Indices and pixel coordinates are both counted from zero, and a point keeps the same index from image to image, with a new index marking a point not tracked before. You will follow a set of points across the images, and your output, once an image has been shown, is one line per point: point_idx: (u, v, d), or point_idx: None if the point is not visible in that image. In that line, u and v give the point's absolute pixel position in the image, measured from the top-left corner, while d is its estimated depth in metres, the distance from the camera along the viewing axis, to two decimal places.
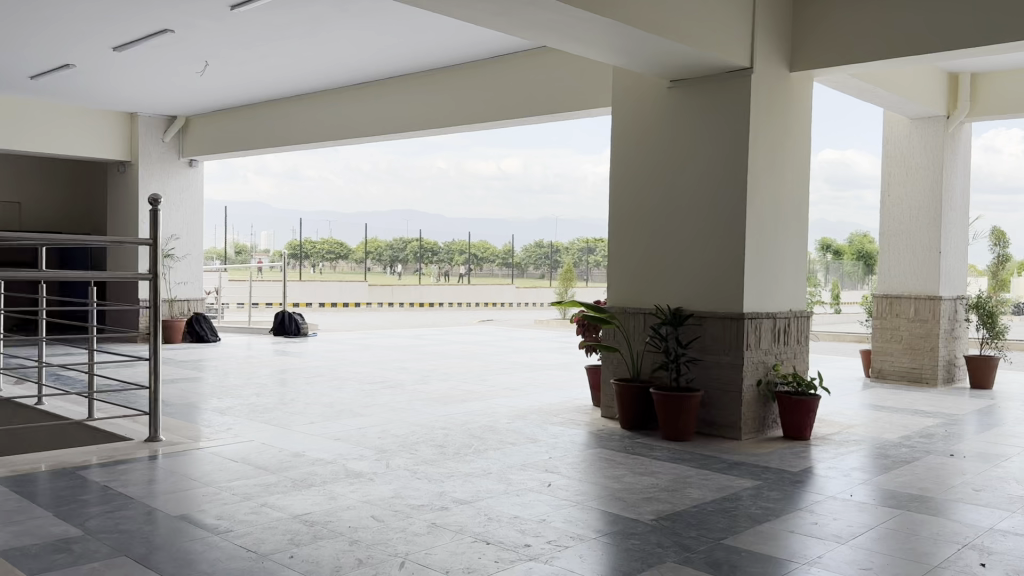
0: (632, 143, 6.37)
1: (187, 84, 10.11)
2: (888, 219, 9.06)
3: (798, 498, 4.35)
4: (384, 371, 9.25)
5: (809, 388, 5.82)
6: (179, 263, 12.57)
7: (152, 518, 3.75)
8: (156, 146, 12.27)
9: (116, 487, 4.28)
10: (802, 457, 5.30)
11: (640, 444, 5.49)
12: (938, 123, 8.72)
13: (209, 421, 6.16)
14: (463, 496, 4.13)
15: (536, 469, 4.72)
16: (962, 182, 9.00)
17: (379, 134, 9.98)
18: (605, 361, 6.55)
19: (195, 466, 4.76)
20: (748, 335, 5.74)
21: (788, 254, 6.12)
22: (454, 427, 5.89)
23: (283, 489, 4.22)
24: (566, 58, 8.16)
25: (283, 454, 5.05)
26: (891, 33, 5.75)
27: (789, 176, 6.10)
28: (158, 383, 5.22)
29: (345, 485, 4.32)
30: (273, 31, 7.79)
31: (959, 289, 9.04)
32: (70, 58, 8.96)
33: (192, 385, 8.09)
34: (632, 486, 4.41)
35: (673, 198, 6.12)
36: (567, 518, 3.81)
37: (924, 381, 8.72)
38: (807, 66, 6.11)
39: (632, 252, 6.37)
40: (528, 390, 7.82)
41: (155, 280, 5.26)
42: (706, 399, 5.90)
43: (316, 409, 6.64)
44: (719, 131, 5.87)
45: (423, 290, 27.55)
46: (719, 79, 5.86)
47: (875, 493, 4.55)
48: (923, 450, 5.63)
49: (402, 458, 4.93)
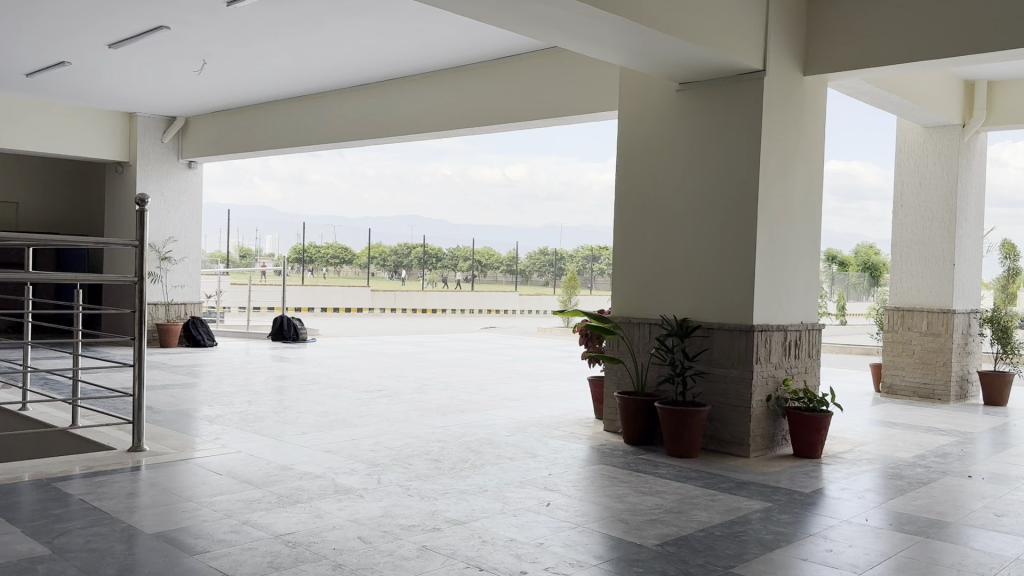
0: (640, 147, 6.16)
1: (185, 83, 9.94)
2: (900, 229, 8.82)
3: (810, 522, 4.12)
4: (382, 379, 9.03)
5: (821, 405, 5.59)
6: (177, 267, 12.39)
7: (126, 536, 3.53)
8: (155, 146, 12.11)
9: (92, 501, 4.06)
10: (813, 477, 5.06)
11: (643, 461, 5.27)
12: (954, 131, 8.49)
13: (198, 430, 5.94)
14: (456, 516, 3.91)
15: (535, 487, 4.50)
16: (977, 191, 8.76)
17: (380, 135, 9.78)
18: (608, 373, 6.34)
19: (178, 479, 4.54)
20: (758, 348, 5.51)
21: (800, 264, 5.89)
22: (450, 440, 5.67)
23: (268, 506, 4.01)
24: (573, 59, 7.97)
25: (271, 467, 4.84)
26: (909, 37, 5.52)
27: (802, 184, 5.88)
28: (142, 390, 5.02)
29: (332, 503, 4.10)
30: (271, 28, 7.60)
31: (973, 302, 8.79)
32: (66, 55, 8.79)
33: (185, 391, 7.88)
34: (635, 506, 4.18)
35: (681, 205, 5.90)
36: (566, 542, 3.58)
37: (935, 397, 8.48)
38: (822, 67, 5.89)
39: (638, 260, 6.15)
40: (530, 401, 7.60)
41: (141, 284, 5.04)
42: (713, 414, 5.68)
43: (309, 419, 6.42)
44: (729, 135, 5.66)
45: (425, 296, 27.32)
46: (731, 80, 5.65)
47: (891, 517, 4.32)
48: (939, 471, 5.39)
49: (395, 473, 4.71)
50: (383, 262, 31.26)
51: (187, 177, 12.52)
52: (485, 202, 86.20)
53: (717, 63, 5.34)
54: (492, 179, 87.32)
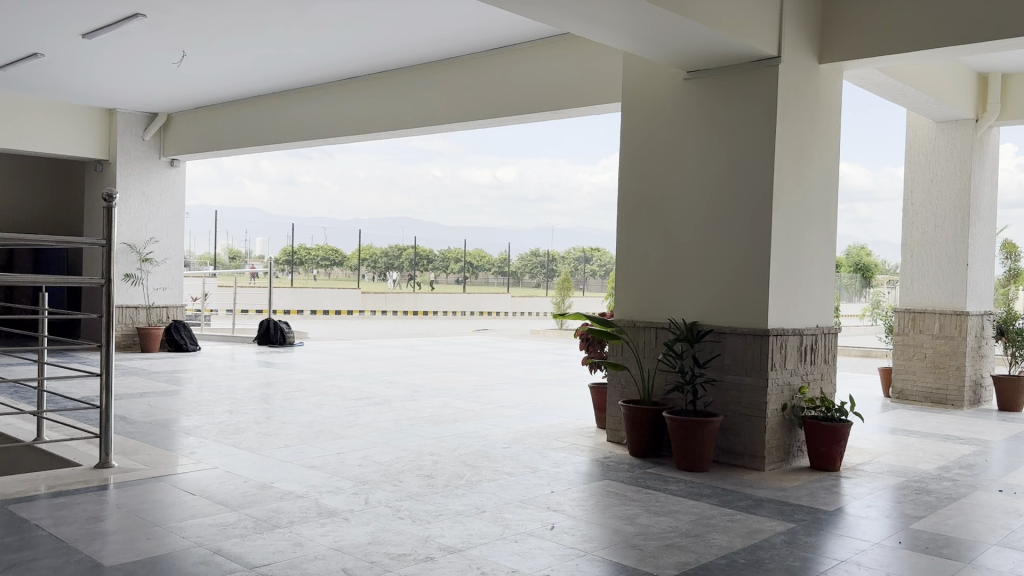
0: (643, 137, 5.82)
1: (164, 76, 9.52)
2: (911, 227, 8.49)
3: (837, 546, 3.77)
4: (371, 386, 8.64)
5: (840, 414, 5.23)
6: (158, 268, 11.94)
7: (79, 571, 3.13)
8: (135, 144, 11.69)
9: (48, 527, 3.67)
10: (834, 493, 4.71)
11: (652, 475, 4.91)
12: (966, 127, 8.18)
13: (173, 444, 5.55)
14: (451, 542, 3.53)
15: (537, 507, 4.13)
16: (990, 189, 8.44)
17: (371, 130, 9.40)
18: (612, 380, 5.98)
19: (147, 500, 4.15)
20: (773, 354, 5.16)
21: (816, 264, 5.55)
22: (444, 454, 5.30)
23: (243, 533, 3.62)
24: (570, 49, 7.59)
25: (249, 486, 4.45)
26: (930, 22, 5.18)
27: (817, 182, 5.53)
28: (110, 402, 4.62)
29: (315, 527, 3.71)
30: (253, 15, 7.18)
31: (986, 304, 8.47)
32: (36, 47, 8.33)
33: (164, 399, 7.49)
34: (647, 530, 3.82)
35: (688, 201, 5.56)
36: (574, 573, 3.22)
37: (949, 403, 8.17)
38: (841, 57, 5.51)
39: (643, 265, 5.80)
40: (527, 409, 7.22)
41: (109, 287, 4.64)
42: (725, 424, 5.32)
43: (293, 430, 6.05)
44: (743, 128, 5.30)
45: (417, 298, 26.85)
46: (743, 69, 5.30)
47: (924, 538, 3.97)
48: (967, 485, 5.05)
49: (384, 492, 4.33)
50: (374, 265, 30.89)
51: (170, 176, 12.09)
52: (475, 204, 85.81)
53: (729, 48, 4.98)
54: (483, 180, 86.94)
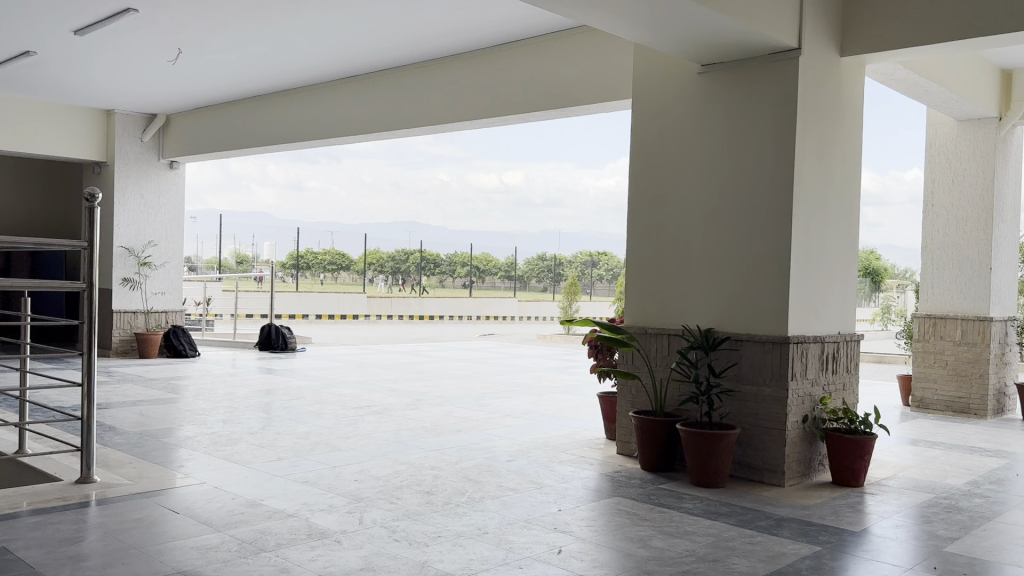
0: (653, 131, 5.56)
1: (160, 75, 9.29)
2: (931, 229, 8.19)
3: (866, 571, 3.49)
4: (372, 393, 8.37)
5: (863, 426, 4.95)
6: (157, 272, 11.72)
7: None
8: (134, 145, 11.46)
9: (16, 551, 3.40)
10: (859, 511, 4.43)
11: (665, 492, 4.63)
12: (989, 126, 7.88)
13: (162, 456, 5.30)
14: (450, 569, 3.26)
15: (544, 528, 3.85)
16: (1014, 189, 8.13)
17: (374, 129, 9.15)
18: (621, 390, 5.71)
19: (127, 519, 3.89)
20: (793, 363, 4.89)
21: (836, 269, 5.26)
22: (445, 468, 5.03)
23: (227, 557, 3.36)
24: (579, 44, 7.31)
25: (237, 504, 4.19)
26: (956, 13, 4.89)
27: (837, 180, 5.25)
28: (91, 413, 4.36)
29: (304, 551, 3.45)
30: (248, 11, 6.94)
31: (1010, 309, 8.16)
32: (27, 45, 8.09)
33: (157, 407, 7.24)
34: (662, 554, 3.55)
35: (700, 201, 5.29)
36: None
37: (971, 413, 7.88)
38: (862, 50, 5.23)
39: (654, 267, 5.52)
40: (533, 419, 6.94)
41: (90, 291, 4.39)
42: (742, 437, 5.04)
43: (288, 442, 5.79)
44: (761, 123, 5.03)
45: (423, 302, 26.42)
46: (762, 60, 5.03)
47: (959, 561, 3.69)
48: (998, 502, 4.76)
49: (381, 511, 4.07)
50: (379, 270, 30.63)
51: (169, 178, 11.86)
52: (482, 208, 85.58)
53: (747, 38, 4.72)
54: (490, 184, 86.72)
